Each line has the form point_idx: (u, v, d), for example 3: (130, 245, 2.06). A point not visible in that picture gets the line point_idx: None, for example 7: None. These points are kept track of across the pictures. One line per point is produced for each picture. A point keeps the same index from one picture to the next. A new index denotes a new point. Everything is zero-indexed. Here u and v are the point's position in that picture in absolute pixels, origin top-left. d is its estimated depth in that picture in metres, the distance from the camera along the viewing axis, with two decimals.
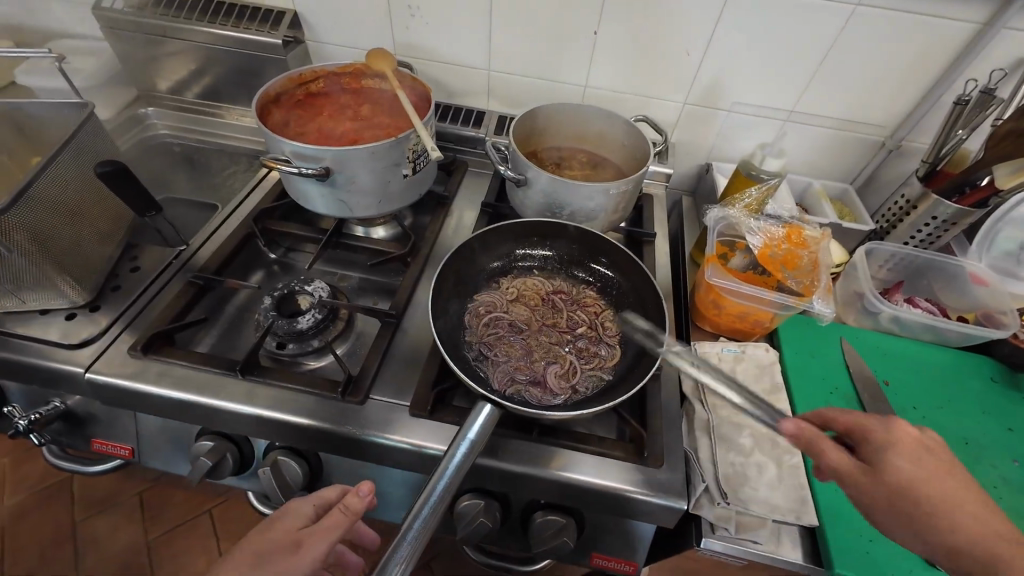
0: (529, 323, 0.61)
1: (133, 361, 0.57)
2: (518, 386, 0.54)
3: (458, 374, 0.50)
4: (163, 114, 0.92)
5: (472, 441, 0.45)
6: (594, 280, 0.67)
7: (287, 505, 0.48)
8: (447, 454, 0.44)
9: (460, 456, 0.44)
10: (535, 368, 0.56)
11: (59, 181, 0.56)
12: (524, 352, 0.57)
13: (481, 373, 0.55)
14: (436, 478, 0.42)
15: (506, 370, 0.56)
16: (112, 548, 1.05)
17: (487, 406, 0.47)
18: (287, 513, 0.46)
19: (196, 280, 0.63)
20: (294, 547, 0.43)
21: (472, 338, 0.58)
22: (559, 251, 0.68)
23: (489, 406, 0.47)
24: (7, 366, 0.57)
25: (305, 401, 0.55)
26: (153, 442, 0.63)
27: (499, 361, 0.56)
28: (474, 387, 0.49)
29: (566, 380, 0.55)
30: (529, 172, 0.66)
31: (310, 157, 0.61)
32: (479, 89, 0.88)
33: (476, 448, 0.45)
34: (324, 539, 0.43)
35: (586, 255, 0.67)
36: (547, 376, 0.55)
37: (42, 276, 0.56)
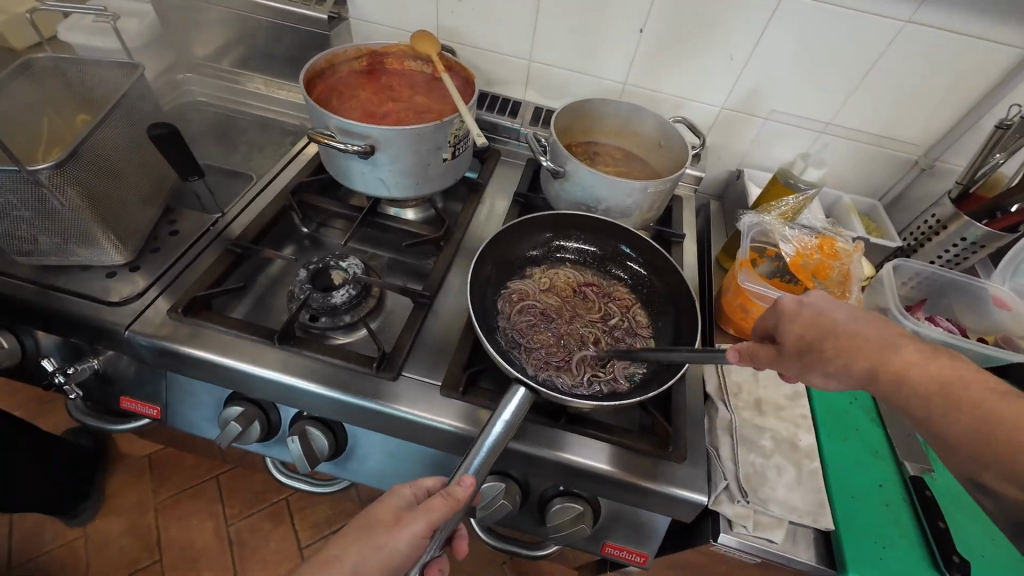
0: (564, 314, 0.62)
1: (172, 322, 0.58)
2: (552, 372, 0.55)
3: (494, 358, 0.51)
4: (201, 82, 0.91)
5: (506, 422, 0.46)
6: (627, 277, 0.67)
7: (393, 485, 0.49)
8: (482, 434, 0.46)
9: (494, 437, 0.46)
10: (569, 357, 0.57)
11: (109, 139, 0.57)
12: (558, 339, 0.59)
13: (516, 358, 0.56)
14: (472, 455, 0.45)
15: (540, 356, 0.57)
16: (121, 505, 1.07)
17: (521, 388, 0.48)
18: (392, 493, 0.48)
19: (233, 249, 0.64)
20: (396, 521, 0.45)
21: (506, 323, 0.59)
22: (593, 245, 0.69)
23: (523, 389, 0.48)
24: (48, 319, 0.58)
25: (339, 374, 0.56)
26: (183, 404, 0.64)
27: (533, 347, 0.58)
28: (510, 370, 0.51)
29: (599, 371, 0.56)
30: (569, 164, 0.67)
31: (356, 134, 0.62)
32: (517, 78, 0.89)
33: (511, 429, 0.46)
34: (423, 518, 0.44)
35: (621, 251, 0.68)
36: (580, 365, 0.56)
37: (86, 231, 0.57)
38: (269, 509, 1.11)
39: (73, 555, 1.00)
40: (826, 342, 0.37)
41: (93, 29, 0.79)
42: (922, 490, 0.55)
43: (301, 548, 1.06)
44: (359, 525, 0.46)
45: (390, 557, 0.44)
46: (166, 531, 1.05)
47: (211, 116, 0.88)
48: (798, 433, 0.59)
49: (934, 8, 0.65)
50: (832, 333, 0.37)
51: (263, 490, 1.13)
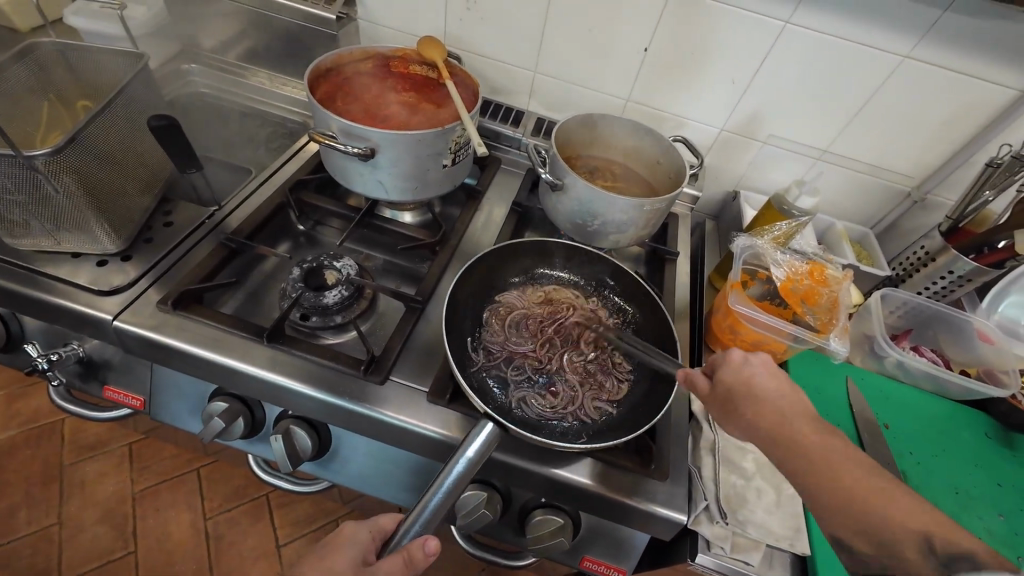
0: (542, 335, 0.62)
1: (161, 314, 0.57)
2: (529, 401, 0.56)
3: (467, 395, 0.50)
4: (205, 73, 0.91)
5: (468, 460, 0.45)
6: (612, 308, 0.68)
7: (339, 532, 0.49)
8: (443, 471, 0.45)
9: (455, 475, 0.44)
10: (543, 384, 0.58)
11: (109, 128, 0.57)
12: (538, 363, 0.59)
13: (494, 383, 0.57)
14: (428, 497, 0.44)
15: (518, 381, 0.58)
16: (98, 494, 1.05)
17: (488, 424, 0.47)
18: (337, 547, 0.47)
19: (228, 243, 0.64)
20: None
21: (488, 345, 0.60)
22: (568, 272, 0.70)
23: (491, 424, 0.47)
24: (36, 305, 0.57)
25: (328, 375, 0.56)
26: (167, 396, 0.64)
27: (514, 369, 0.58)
28: (480, 404, 0.50)
29: (569, 401, 0.57)
30: (567, 177, 0.68)
31: (357, 136, 0.62)
32: (522, 88, 0.89)
33: (473, 466, 0.45)
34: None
35: (604, 283, 0.69)
36: (554, 394, 0.57)
37: (80, 218, 0.56)
38: (248, 505, 1.10)
39: (45, 540, 0.99)
40: (761, 377, 0.42)
41: (98, 14, 0.79)
42: None
43: (278, 547, 1.06)
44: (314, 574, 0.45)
45: None
46: (143, 520, 1.03)
47: (213, 107, 0.88)
48: None
49: (931, 46, 0.66)
50: (749, 413, 0.41)
51: (243, 485, 1.12)
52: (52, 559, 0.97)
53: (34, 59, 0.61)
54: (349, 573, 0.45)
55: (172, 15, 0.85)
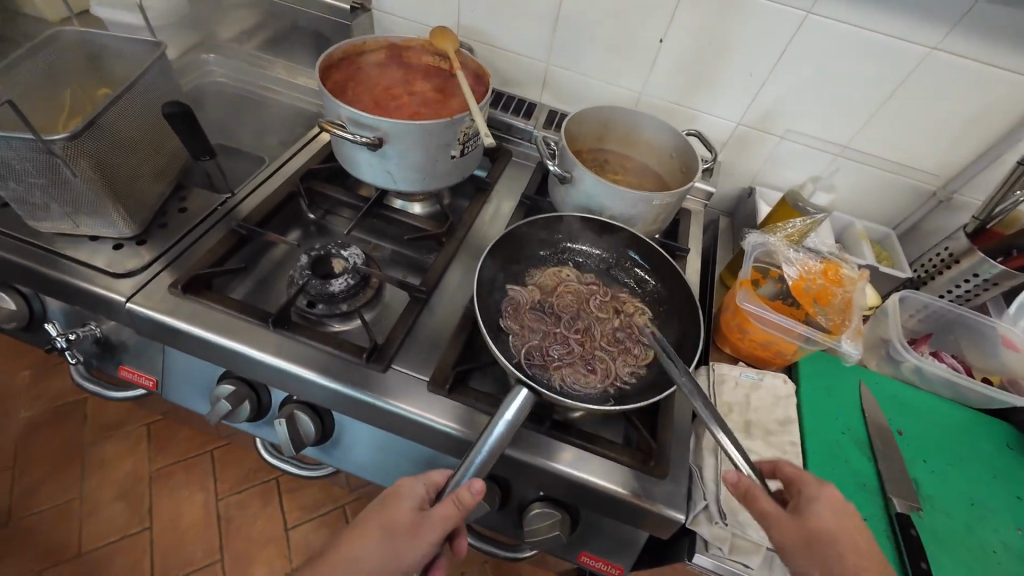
0: (567, 312, 0.62)
1: (172, 298, 0.59)
2: (564, 371, 0.56)
3: (499, 359, 0.51)
4: (222, 63, 0.92)
5: (507, 423, 0.45)
6: (632, 282, 0.67)
7: (398, 484, 0.49)
8: (485, 431, 0.45)
9: (496, 436, 0.44)
10: (576, 363, 0.57)
11: (125, 115, 0.58)
12: (564, 338, 0.59)
13: (517, 351, 0.56)
14: (473, 454, 0.44)
15: (552, 363, 0.56)
16: (117, 472, 1.09)
17: (524, 390, 0.46)
18: (397, 497, 0.47)
19: (238, 230, 0.65)
20: (412, 528, 0.45)
21: (516, 321, 0.60)
22: (585, 247, 0.69)
23: (525, 390, 0.47)
24: (56, 286, 0.59)
25: (331, 361, 0.57)
26: (178, 378, 0.65)
27: (540, 342, 0.58)
28: (511, 369, 0.50)
29: (605, 373, 0.57)
30: (576, 169, 0.67)
31: (365, 125, 0.62)
32: (534, 80, 0.88)
33: (512, 430, 0.45)
34: (441, 527, 0.44)
35: (631, 257, 0.67)
36: (586, 364, 0.57)
37: (97, 203, 0.58)
38: (258, 488, 1.13)
39: (67, 514, 1.03)
40: None
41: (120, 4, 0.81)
42: (907, 529, 0.52)
43: (287, 530, 1.08)
44: (373, 524, 0.45)
45: (400, 547, 0.44)
46: (158, 498, 1.07)
47: (228, 98, 0.89)
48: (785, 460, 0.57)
49: (961, 38, 0.64)
50: None
51: (255, 469, 1.15)
52: (73, 532, 1.02)
53: (55, 49, 0.63)
54: (403, 524, 0.45)
55: (191, 7, 0.87)
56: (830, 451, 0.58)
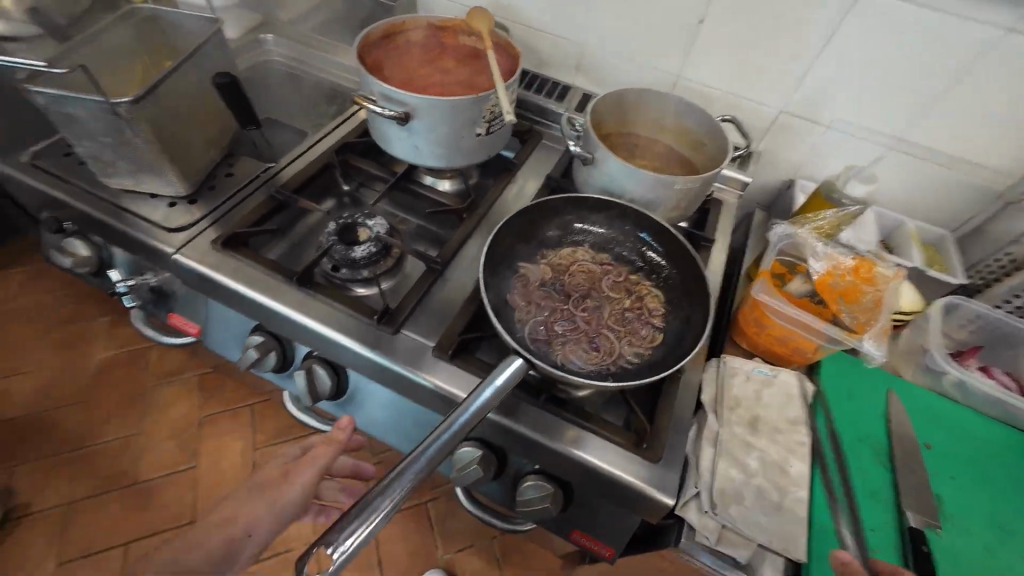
0: (576, 292, 0.62)
1: (214, 253, 0.64)
2: (565, 347, 0.56)
3: (497, 328, 0.52)
4: (280, 44, 0.96)
5: (497, 388, 0.47)
6: (642, 264, 0.65)
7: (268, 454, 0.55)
8: (474, 393, 0.45)
9: (485, 398, 0.46)
10: (580, 340, 0.57)
11: (182, 84, 0.64)
12: (569, 317, 0.59)
13: (519, 325, 0.57)
14: (459, 410, 0.44)
15: (555, 339, 0.57)
16: (171, 414, 1.21)
17: (517, 359, 0.49)
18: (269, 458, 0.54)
19: (276, 196, 0.70)
20: (281, 475, 0.51)
21: (523, 297, 0.60)
22: (600, 227, 0.68)
23: (519, 359, 0.49)
24: (120, 236, 0.67)
25: (347, 321, 0.61)
26: (218, 328, 0.72)
27: (544, 318, 0.58)
28: (509, 340, 0.51)
29: (608, 351, 0.56)
30: (598, 151, 0.66)
31: (395, 99, 0.65)
32: (571, 62, 0.88)
33: (500, 394, 0.47)
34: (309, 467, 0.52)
35: (642, 238, 0.66)
36: (589, 342, 0.57)
37: (156, 164, 0.64)
38: (291, 442, 1.21)
39: (128, 446, 1.16)
40: None
41: None
42: (919, 545, 0.48)
43: None
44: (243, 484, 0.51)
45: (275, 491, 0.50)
46: (205, 441, 1.19)
47: (281, 73, 0.95)
48: (790, 459, 0.55)
49: None
50: None
51: (289, 424, 1.24)
52: (132, 462, 1.15)
53: (130, 24, 0.70)
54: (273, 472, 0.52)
55: None
56: (844, 457, 0.55)
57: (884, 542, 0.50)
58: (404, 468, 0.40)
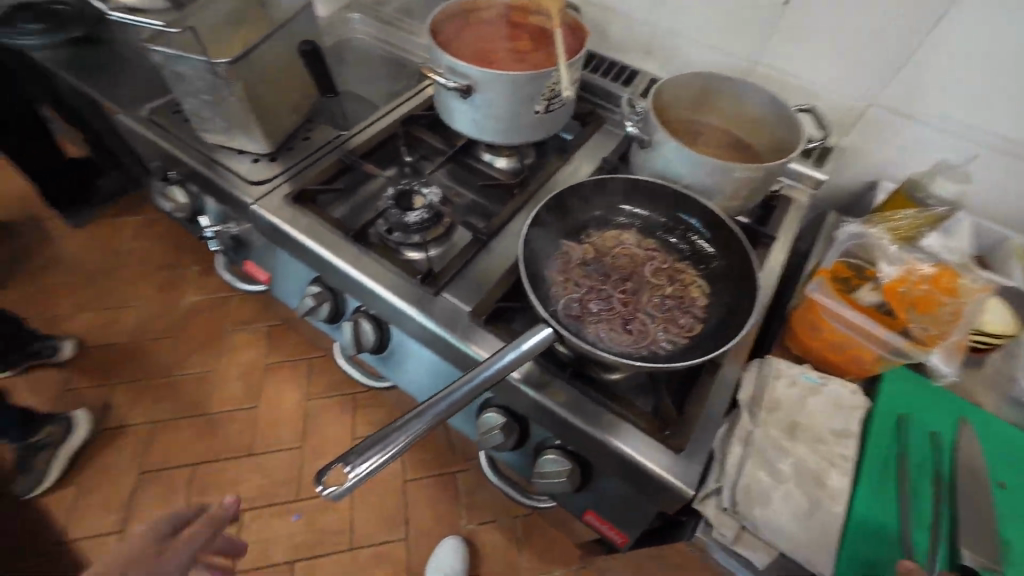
0: (616, 273, 0.61)
1: (286, 207, 0.71)
2: (598, 324, 0.56)
3: (529, 296, 0.52)
4: (364, 22, 1.02)
5: (523, 351, 0.48)
6: (690, 252, 0.63)
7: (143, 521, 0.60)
8: (499, 352, 0.47)
9: (509, 358, 0.47)
10: (613, 321, 0.56)
11: (273, 50, 0.70)
12: (606, 297, 0.58)
13: (554, 298, 0.57)
14: (482, 367, 0.46)
15: (588, 317, 0.56)
16: (241, 358, 1.35)
17: (546, 329, 0.49)
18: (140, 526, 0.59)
19: (345, 159, 0.76)
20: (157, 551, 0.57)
21: (562, 273, 0.60)
22: (648, 211, 0.66)
23: (548, 328, 0.49)
24: (211, 186, 0.75)
25: (394, 279, 0.65)
26: (283, 278, 0.79)
27: (580, 295, 0.58)
28: (540, 308, 0.52)
29: (642, 334, 0.55)
30: (656, 134, 0.64)
31: (460, 72, 0.68)
32: (642, 46, 0.86)
33: (525, 358, 0.48)
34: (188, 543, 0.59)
35: (693, 225, 0.63)
36: (624, 324, 0.56)
37: (245, 122, 0.71)
38: (340, 397, 1.31)
39: (205, 380, 1.31)
40: None
41: None
42: None
43: (354, 437, 1.25)
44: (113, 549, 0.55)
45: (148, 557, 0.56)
46: (267, 385, 1.31)
47: (361, 49, 1.01)
48: (830, 471, 0.51)
49: None
50: None
51: (339, 380, 1.33)
52: (207, 395, 1.29)
53: None
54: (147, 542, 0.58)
55: None
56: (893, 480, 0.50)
57: (929, 565, 0.45)
58: (424, 409, 0.43)
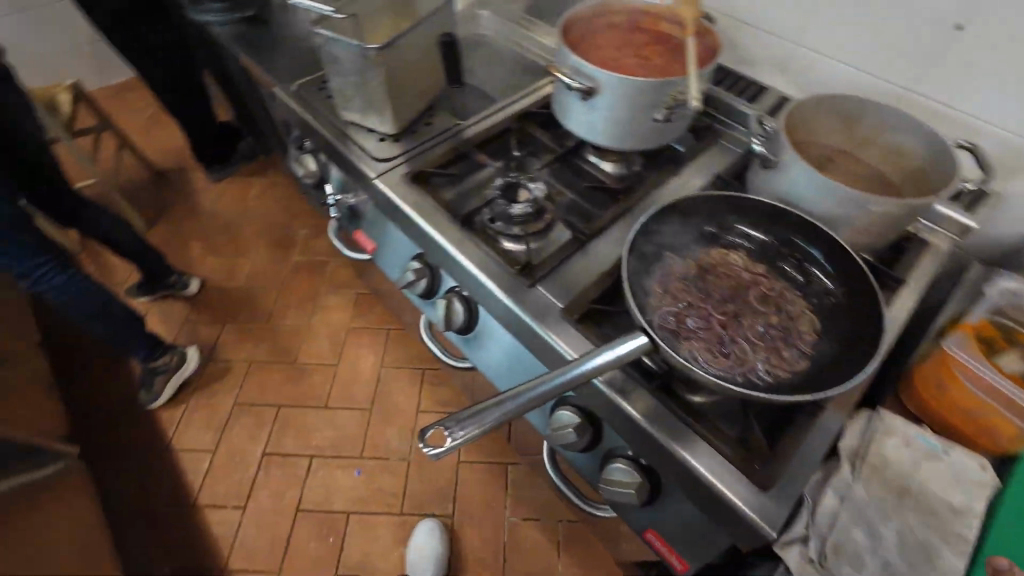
0: (718, 293, 0.59)
1: (404, 185, 0.76)
2: (693, 342, 0.54)
3: (627, 300, 0.52)
4: (491, 21, 1.07)
5: (617, 354, 0.48)
6: (804, 282, 0.59)
7: None
8: (594, 352, 0.48)
9: (603, 360, 0.48)
10: (710, 340, 0.54)
11: (415, 40, 0.76)
12: (705, 315, 0.57)
13: (651, 307, 0.56)
14: (576, 363, 0.47)
15: (684, 332, 0.55)
16: (331, 319, 1.48)
17: (642, 336, 0.49)
18: None
19: (460, 148, 0.81)
20: None
21: (660, 283, 0.59)
22: (762, 234, 0.63)
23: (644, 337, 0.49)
24: (341, 159, 0.83)
25: (492, 266, 0.67)
26: (388, 250, 0.85)
27: (677, 309, 0.57)
28: (637, 314, 0.51)
29: (739, 360, 0.53)
30: (784, 156, 0.62)
31: (586, 74, 0.69)
32: (776, 63, 0.82)
33: (618, 361, 0.49)
34: None
35: (809, 253, 0.60)
36: (722, 347, 0.54)
37: (381, 104, 0.78)
38: (411, 370, 1.39)
39: (299, 334, 1.45)
40: None
41: None
42: None
43: (418, 411, 1.32)
44: None
45: None
46: (349, 348, 1.43)
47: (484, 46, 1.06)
48: (941, 547, 0.46)
49: None
50: None
51: (412, 355, 1.42)
52: (298, 347, 1.43)
53: None
54: None
55: None
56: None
57: None
58: (518, 391, 0.46)
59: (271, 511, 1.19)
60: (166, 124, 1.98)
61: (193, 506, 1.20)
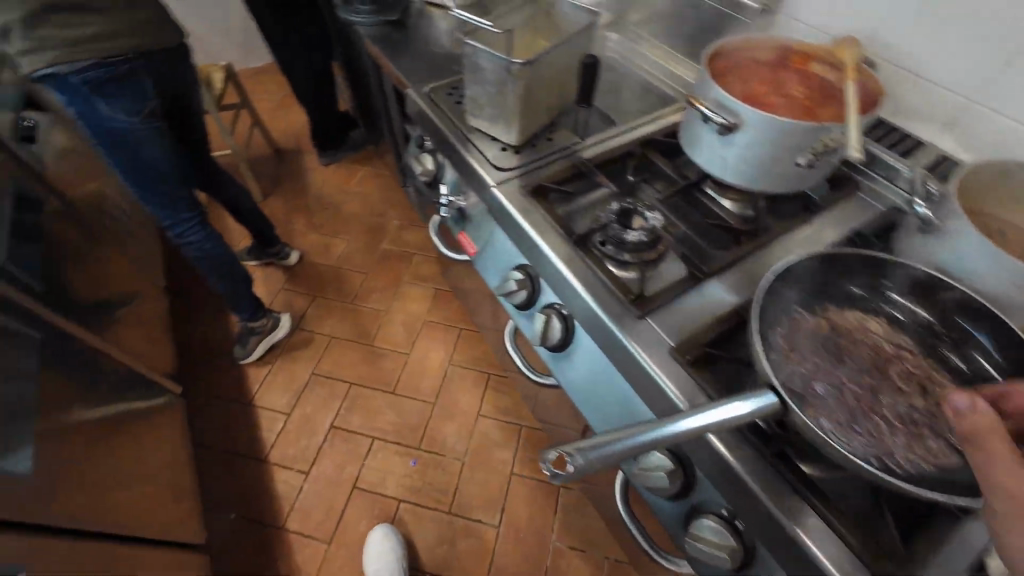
0: (854, 361, 0.54)
1: (521, 197, 0.77)
2: (822, 412, 0.49)
3: (757, 353, 0.50)
4: (619, 41, 1.06)
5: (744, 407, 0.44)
6: (958, 364, 0.54)
7: None
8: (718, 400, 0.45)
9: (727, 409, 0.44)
10: (843, 413, 0.49)
11: (556, 58, 0.77)
12: (838, 382, 0.51)
13: (777, 363, 0.51)
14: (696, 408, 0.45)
15: (812, 399, 0.49)
16: (410, 309, 1.55)
17: (770, 395, 0.45)
18: None
19: (580, 167, 0.82)
20: None
21: (786, 338, 0.54)
22: (913, 304, 0.58)
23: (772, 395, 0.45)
24: (461, 163, 0.86)
25: (602, 291, 0.66)
26: (490, 256, 0.87)
27: (805, 370, 0.52)
28: (767, 372, 0.49)
29: (876, 442, 0.47)
30: (951, 222, 0.57)
31: (729, 108, 0.66)
32: (937, 119, 0.76)
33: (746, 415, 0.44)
34: None
35: (969, 333, 0.54)
36: (853, 425, 0.48)
37: (511, 115, 0.80)
38: (477, 372, 1.42)
39: (378, 318, 1.53)
40: None
41: None
42: None
43: (478, 414, 1.34)
44: None
45: None
46: (423, 339, 1.48)
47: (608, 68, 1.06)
48: None
49: None
50: None
51: (481, 357, 1.45)
52: (376, 330, 1.50)
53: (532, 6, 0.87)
54: None
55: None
56: None
57: None
58: (630, 429, 0.47)
59: (331, 482, 1.24)
60: (291, 108, 2.17)
61: (264, 461, 1.28)
